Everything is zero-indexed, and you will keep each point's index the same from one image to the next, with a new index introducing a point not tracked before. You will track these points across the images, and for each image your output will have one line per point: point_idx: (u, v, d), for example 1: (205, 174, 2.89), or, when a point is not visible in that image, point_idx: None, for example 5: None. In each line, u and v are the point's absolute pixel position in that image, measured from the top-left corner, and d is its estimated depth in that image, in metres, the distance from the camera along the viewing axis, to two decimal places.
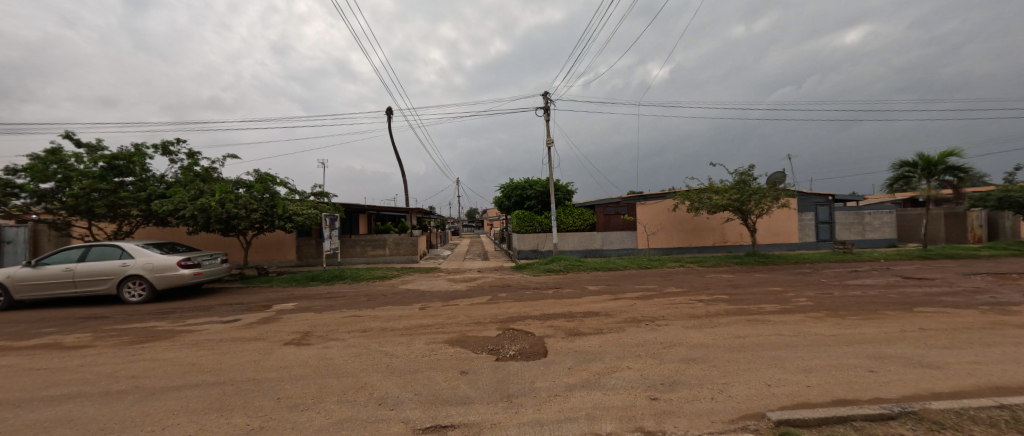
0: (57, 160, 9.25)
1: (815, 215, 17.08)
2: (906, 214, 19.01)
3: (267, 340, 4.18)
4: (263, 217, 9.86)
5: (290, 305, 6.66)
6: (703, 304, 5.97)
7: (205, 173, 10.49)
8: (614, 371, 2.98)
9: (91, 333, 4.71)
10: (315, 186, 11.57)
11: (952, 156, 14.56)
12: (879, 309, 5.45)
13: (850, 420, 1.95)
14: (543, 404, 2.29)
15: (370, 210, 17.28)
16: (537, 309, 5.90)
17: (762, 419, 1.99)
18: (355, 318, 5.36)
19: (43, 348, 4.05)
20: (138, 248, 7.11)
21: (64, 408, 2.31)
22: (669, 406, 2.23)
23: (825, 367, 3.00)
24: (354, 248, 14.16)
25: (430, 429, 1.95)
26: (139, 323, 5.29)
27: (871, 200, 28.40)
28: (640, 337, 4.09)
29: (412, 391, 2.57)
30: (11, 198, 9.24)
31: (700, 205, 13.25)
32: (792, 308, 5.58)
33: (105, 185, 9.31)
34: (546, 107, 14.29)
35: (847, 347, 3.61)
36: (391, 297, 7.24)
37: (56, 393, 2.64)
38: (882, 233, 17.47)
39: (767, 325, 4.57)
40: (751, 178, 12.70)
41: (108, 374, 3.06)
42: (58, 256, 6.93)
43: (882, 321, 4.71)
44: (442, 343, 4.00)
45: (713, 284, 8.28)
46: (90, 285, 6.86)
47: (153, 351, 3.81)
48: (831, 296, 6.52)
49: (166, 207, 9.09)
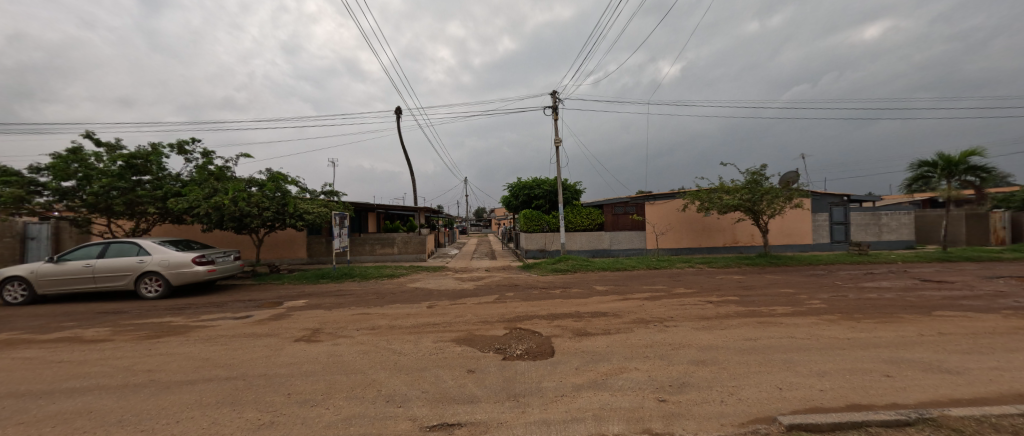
0: (78, 159, 9.53)
1: (829, 216, 16.70)
2: (925, 215, 18.40)
3: (278, 337, 4.25)
4: (275, 216, 10.00)
5: (300, 302, 6.77)
6: (713, 305, 5.90)
7: (219, 172, 10.66)
8: (621, 371, 2.95)
9: (110, 327, 4.84)
10: (326, 186, 11.86)
11: (974, 155, 14.07)
12: (895, 312, 5.29)
13: (863, 426, 1.89)
14: (549, 404, 2.27)
15: (378, 210, 17.46)
16: (544, 308, 5.85)
17: (773, 422, 1.95)
18: (364, 316, 5.40)
19: (65, 341, 4.18)
20: (155, 245, 7.29)
21: (81, 401, 2.36)
22: (678, 408, 2.20)
23: (839, 371, 2.91)
24: (363, 246, 14.39)
25: (437, 427, 1.94)
26: (154, 318, 5.42)
27: (888, 201, 27.58)
28: (649, 338, 4.05)
29: (419, 389, 2.57)
30: (35, 196, 9.56)
31: (710, 205, 13.03)
32: (805, 311, 5.45)
33: (124, 183, 9.58)
34: (553, 106, 14.28)
35: (863, 350, 3.50)
36: (399, 296, 7.30)
37: (77, 385, 2.71)
38: (900, 234, 16.94)
39: (778, 327, 4.48)
40: (764, 178, 12.44)
41: (125, 368, 3.13)
42: (79, 253, 7.17)
43: (899, 324, 4.57)
44: (448, 342, 4.00)
45: (723, 285, 8.14)
46: (108, 280, 7.06)
47: (167, 346, 3.89)
48: (846, 299, 6.34)
49: (181, 205, 9.30)
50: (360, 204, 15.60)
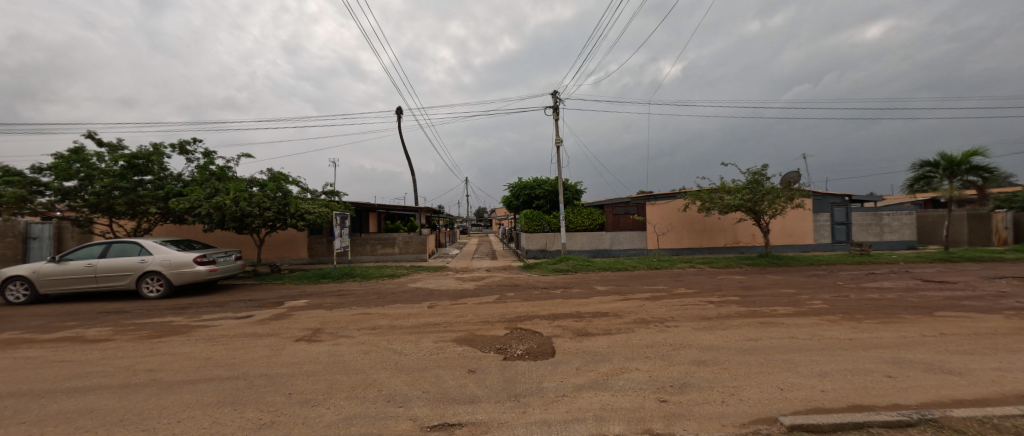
0: (80, 159, 9.55)
1: (830, 216, 16.66)
2: (927, 215, 18.36)
3: (279, 337, 4.25)
4: (276, 215, 10.02)
5: (301, 302, 6.78)
6: (714, 306, 5.89)
7: (220, 172, 10.68)
8: (622, 372, 2.95)
9: (111, 327, 4.85)
10: (327, 186, 11.88)
11: (977, 155, 14.02)
12: (897, 312, 5.27)
13: (865, 427, 1.88)
14: (550, 404, 2.27)
15: (379, 210, 17.46)
16: (544, 308, 5.85)
17: (774, 423, 1.94)
18: (365, 316, 5.41)
19: (66, 340, 4.19)
20: (156, 245, 7.30)
21: (81, 401, 2.36)
22: (679, 408, 2.19)
23: (840, 372, 2.91)
24: (364, 246, 14.41)
25: (438, 428, 1.94)
26: (156, 318, 5.43)
27: (890, 202, 27.54)
28: (650, 338, 4.05)
29: (420, 389, 2.57)
30: (37, 196, 9.59)
31: (711, 205, 13.00)
32: (806, 311, 5.44)
33: (125, 183, 9.60)
34: (555, 107, 14.28)
35: (864, 351, 3.49)
36: (400, 296, 7.31)
37: (79, 385, 2.72)
38: (901, 234, 16.90)
39: (780, 327, 4.47)
40: (765, 178, 12.41)
41: (126, 367, 3.14)
42: (81, 252, 7.19)
43: (901, 325, 4.55)
44: (449, 342, 4.00)
45: (724, 285, 8.13)
46: (110, 280, 7.08)
47: (168, 346, 3.90)
48: (848, 299, 6.33)
49: (182, 205, 9.32)
50: (361, 204, 15.61)
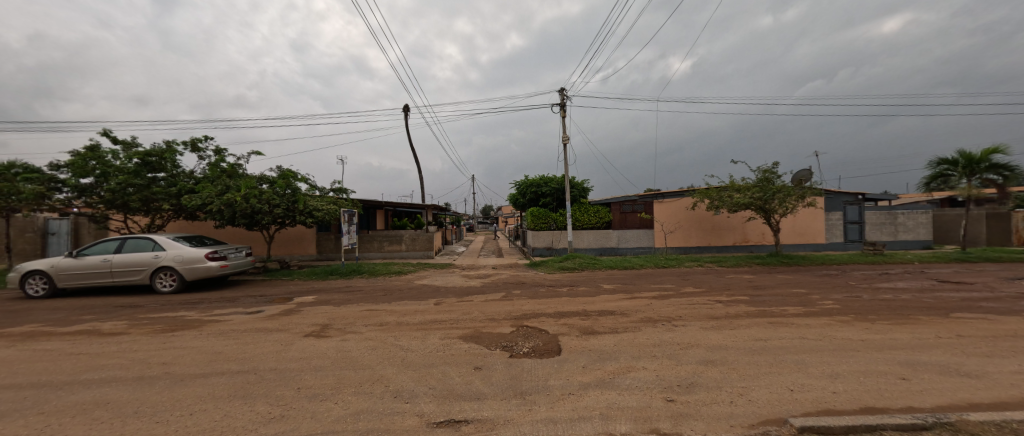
0: (96, 157, 9.76)
1: (842, 215, 16.31)
2: (944, 214, 17.84)
3: (288, 332, 4.31)
4: (285, 212, 10.15)
5: (310, 298, 6.88)
6: (722, 305, 5.81)
7: (231, 169, 10.81)
8: (628, 371, 2.92)
9: (125, 321, 4.96)
10: (334, 183, 11.93)
11: (997, 153, 13.54)
12: (911, 313, 5.13)
13: (878, 429, 1.83)
14: (556, 402, 2.26)
15: (387, 207, 17.56)
16: (551, 306, 5.82)
17: (785, 425, 1.90)
18: (372, 313, 5.46)
19: (83, 333, 4.30)
20: (169, 241, 7.45)
21: (99, 392, 2.41)
22: (686, 408, 2.16)
23: (853, 373, 2.84)
24: (372, 243, 14.57)
25: (444, 423, 1.94)
26: (168, 312, 5.55)
27: (905, 200, 26.85)
28: (657, 337, 4.00)
29: (427, 385, 2.57)
30: (55, 192, 9.84)
31: (720, 203, 12.78)
32: (817, 311, 5.32)
33: (139, 180, 9.80)
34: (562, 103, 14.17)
35: (878, 352, 3.39)
36: (407, 292, 7.38)
37: (95, 377, 2.78)
38: (916, 234, 16.44)
39: (791, 328, 4.38)
40: (775, 176, 12.19)
41: (140, 360, 3.21)
42: (99, 248, 7.36)
43: (916, 326, 4.42)
44: (455, 338, 4.01)
45: (733, 285, 8.00)
46: (126, 275, 7.24)
47: (181, 339, 3.98)
48: (860, 300, 6.19)
49: (194, 201, 9.49)
50: (368, 201, 15.73)
